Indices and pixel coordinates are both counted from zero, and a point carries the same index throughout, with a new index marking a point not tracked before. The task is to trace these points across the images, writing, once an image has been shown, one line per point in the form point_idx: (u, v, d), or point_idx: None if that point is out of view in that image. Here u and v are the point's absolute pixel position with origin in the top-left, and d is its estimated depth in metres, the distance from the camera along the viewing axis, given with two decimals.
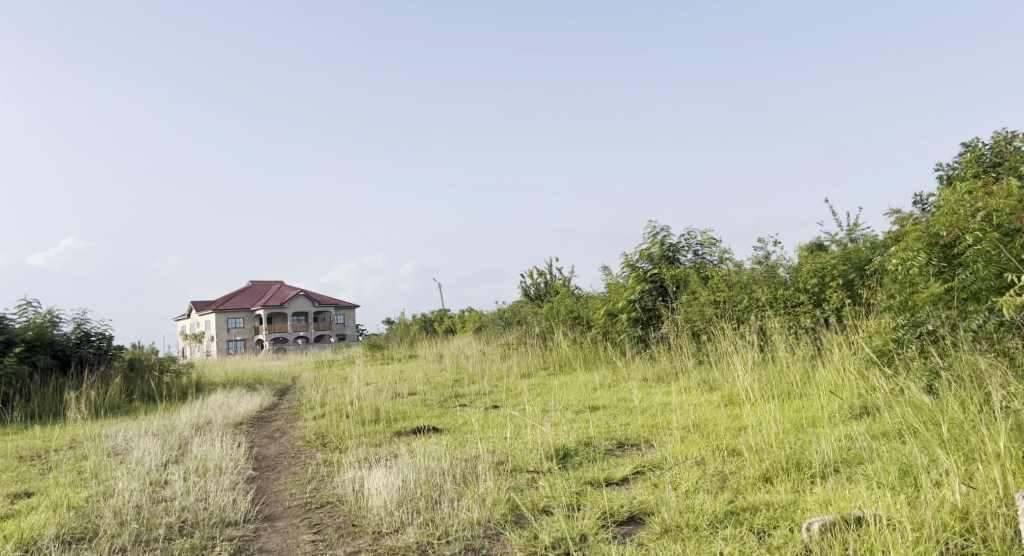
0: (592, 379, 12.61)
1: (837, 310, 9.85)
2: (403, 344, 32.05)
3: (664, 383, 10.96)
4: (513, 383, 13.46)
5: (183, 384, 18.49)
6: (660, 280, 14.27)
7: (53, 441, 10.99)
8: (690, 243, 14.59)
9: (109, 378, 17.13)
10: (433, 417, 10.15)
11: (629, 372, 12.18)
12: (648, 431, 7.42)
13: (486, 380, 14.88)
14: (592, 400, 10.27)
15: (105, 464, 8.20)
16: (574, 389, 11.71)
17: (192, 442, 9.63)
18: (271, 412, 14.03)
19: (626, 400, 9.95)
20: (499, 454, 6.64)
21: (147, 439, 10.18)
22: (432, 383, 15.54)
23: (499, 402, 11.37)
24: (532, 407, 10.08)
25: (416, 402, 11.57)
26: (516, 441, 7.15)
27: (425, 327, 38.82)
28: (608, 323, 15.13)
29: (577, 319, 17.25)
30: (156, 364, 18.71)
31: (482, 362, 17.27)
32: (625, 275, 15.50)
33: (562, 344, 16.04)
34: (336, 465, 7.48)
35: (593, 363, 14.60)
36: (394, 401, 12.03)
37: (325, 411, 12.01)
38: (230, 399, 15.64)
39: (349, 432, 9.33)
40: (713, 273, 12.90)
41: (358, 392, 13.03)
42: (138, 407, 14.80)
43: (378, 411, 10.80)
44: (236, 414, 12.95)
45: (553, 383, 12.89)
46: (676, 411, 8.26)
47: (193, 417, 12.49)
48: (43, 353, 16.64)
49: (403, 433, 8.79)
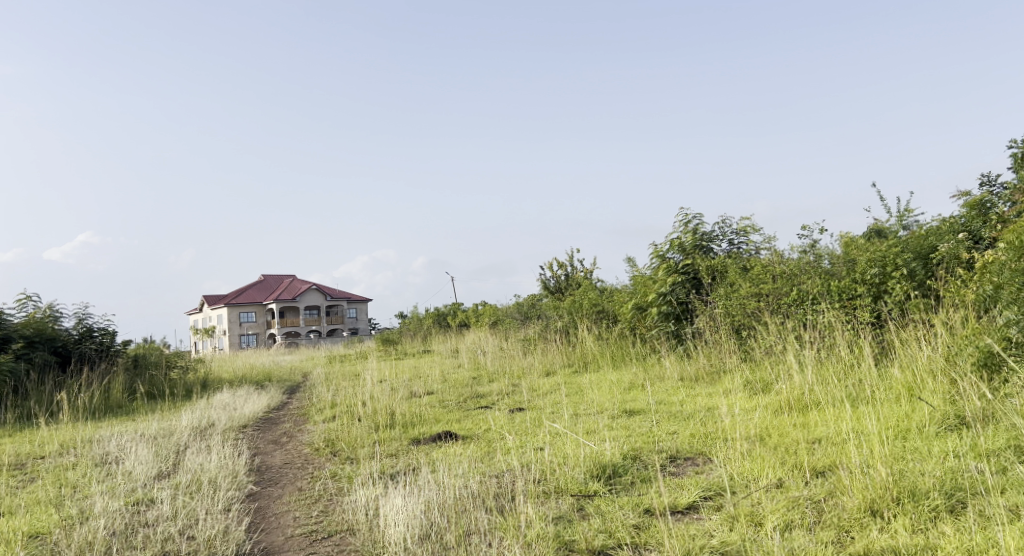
0: (623, 379, 11.68)
1: (901, 303, 8.85)
2: (417, 339, 31.26)
3: (706, 384, 10.01)
4: (537, 383, 12.59)
5: (188, 381, 17.71)
6: (693, 271, 13.28)
7: (43, 446, 10.19)
8: (724, 232, 13.60)
9: (111, 376, 16.34)
10: (453, 421, 9.27)
11: (665, 372, 11.22)
12: (701, 441, 6.50)
13: (508, 379, 13.99)
14: (628, 403, 9.35)
15: (91, 477, 7.36)
16: (605, 390, 10.78)
17: (190, 450, 8.80)
18: (278, 412, 13.20)
19: (666, 404, 9.03)
20: (535, 471, 5.76)
21: (142, 445, 9.36)
22: (449, 381, 14.67)
23: (525, 405, 10.50)
24: (563, 411, 9.17)
25: (434, 404, 10.71)
26: (553, 454, 6.25)
27: (438, 321, 38.02)
28: (636, 318, 14.22)
29: (602, 314, 16.28)
30: (160, 361, 17.93)
31: (502, 359, 16.40)
32: (653, 267, 14.56)
33: (587, 339, 15.15)
34: (347, 480, 6.61)
35: (621, 361, 13.72)
36: (410, 402, 11.19)
37: (337, 414, 11.17)
38: (236, 398, 14.83)
39: (361, 439, 8.49)
40: (754, 263, 11.90)
41: (371, 392, 12.19)
42: (138, 407, 14.00)
43: (393, 414, 9.94)
44: (241, 416, 12.13)
45: (579, 383, 11.97)
46: (729, 418, 7.33)
47: (195, 420, 11.65)
48: (42, 350, 15.86)
49: (421, 442, 7.92)
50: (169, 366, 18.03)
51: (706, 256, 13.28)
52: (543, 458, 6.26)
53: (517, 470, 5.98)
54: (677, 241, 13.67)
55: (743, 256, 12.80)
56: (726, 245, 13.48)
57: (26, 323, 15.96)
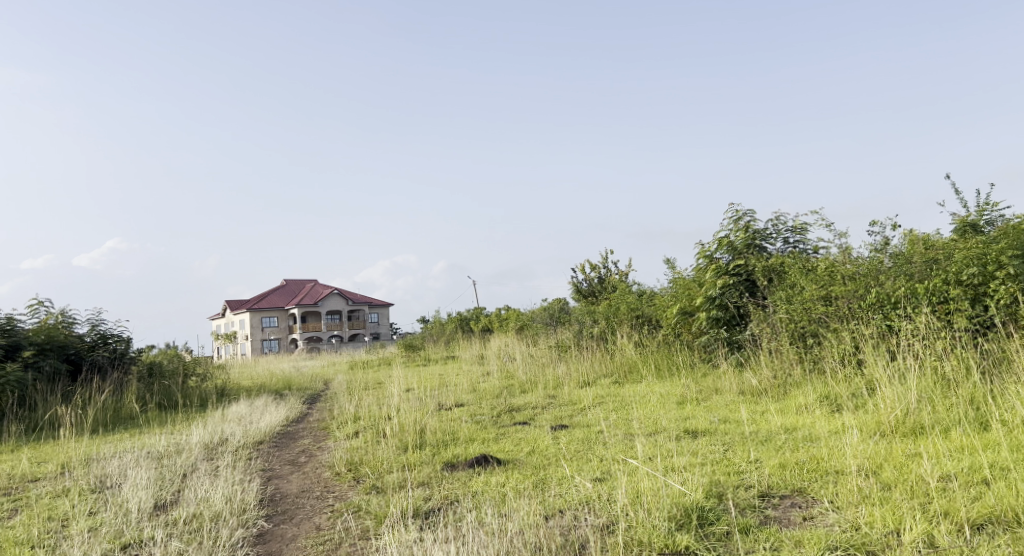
0: (675, 392, 10.59)
1: (1007, 310, 7.74)
2: (440, 345, 30.28)
3: (774, 400, 8.92)
4: (577, 396, 11.58)
5: (204, 390, 16.85)
6: (746, 272, 12.22)
7: (41, 466, 9.29)
8: (779, 230, 12.53)
9: (123, 386, 15.49)
10: (490, 442, 8.25)
11: (723, 384, 10.14)
12: (796, 473, 5.41)
13: (543, 390, 12.95)
14: (688, 422, 8.27)
15: (83, 510, 6.41)
16: (656, 405, 9.70)
17: (197, 475, 7.83)
18: (297, 426, 12.26)
19: (734, 423, 7.95)
20: (602, 517, 4.75)
21: (146, 466, 8.43)
22: (479, 392, 13.68)
23: (567, 421, 9.49)
24: (616, 431, 8.14)
25: (467, 421, 9.73)
26: (623, 488, 5.19)
27: (461, 325, 36.98)
28: (681, 324, 13.17)
29: (642, 318, 15.19)
30: (176, 370, 17.08)
31: (534, 367, 15.38)
32: (699, 268, 13.49)
33: (626, 346, 14.10)
34: (373, 518, 5.61)
35: (666, 372, 12.69)
36: (440, 417, 10.22)
37: (360, 430, 10.21)
38: (254, 408, 13.93)
39: (388, 463, 7.52)
40: (817, 263, 10.82)
41: (397, 405, 11.23)
42: (149, 420, 13.12)
43: (423, 431, 8.97)
44: (256, 431, 11.20)
45: (627, 397, 10.90)
46: (819, 444, 6.24)
47: (206, 435, 10.70)
48: (53, 357, 15.00)
49: (457, 468, 6.90)
50: (184, 375, 17.17)
51: (760, 256, 12.22)
52: (610, 498, 5.20)
53: (579, 517, 4.92)
54: (727, 240, 12.62)
55: (801, 256, 11.72)
56: (781, 244, 12.42)
57: (37, 329, 15.14)
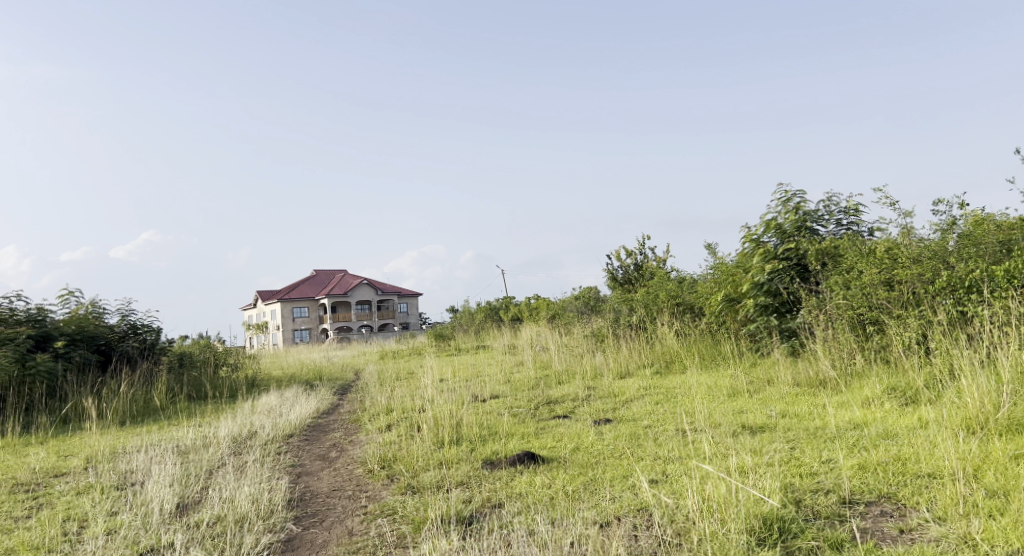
0: (723, 384, 10.06)
1: None
2: (471, 334, 29.86)
3: (836, 393, 8.38)
4: (619, 387, 11.08)
5: (235, 381, 16.58)
6: (796, 257, 11.70)
7: (67, 460, 8.98)
8: (830, 212, 12.09)
9: (153, 377, 15.25)
10: (530, 437, 7.78)
11: (778, 376, 9.64)
12: (879, 476, 4.88)
13: (580, 381, 12.44)
14: (743, 417, 7.73)
15: (104, 511, 6.04)
16: (705, 398, 9.17)
17: (224, 471, 7.45)
18: (329, 418, 11.90)
19: (793, 418, 7.41)
20: (668, 531, 4.28)
21: (172, 462, 8.07)
22: (514, 383, 13.22)
23: (611, 414, 8.99)
24: (665, 428, 7.63)
25: (505, 414, 9.27)
26: (687, 492, 4.72)
27: (490, 315, 36.51)
28: (726, 311, 12.64)
29: (682, 305, 14.62)
30: (206, 361, 16.83)
31: (571, 357, 14.87)
32: (745, 251, 12.94)
33: (667, 335, 13.55)
34: (410, 523, 5.16)
35: (710, 362, 12.13)
36: (477, 409, 9.77)
37: (394, 424, 9.80)
38: (284, 400, 13.60)
39: (423, 460, 7.08)
40: (875, 245, 10.24)
41: (431, 396, 10.80)
42: (178, 412, 12.84)
43: (459, 424, 8.53)
44: (286, 424, 10.83)
45: (672, 389, 10.38)
46: (899, 442, 5.71)
47: (234, 429, 10.34)
48: (84, 348, 14.80)
49: (497, 467, 6.43)
50: (215, 365, 16.93)
51: (812, 240, 11.69)
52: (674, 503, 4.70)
53: (642, 531, 4.46)
54: (775, 224, 12.12)
55: (856, 238, 11.17)
56: (833, 227, 11.91)
57: (68, 320, 14.93)
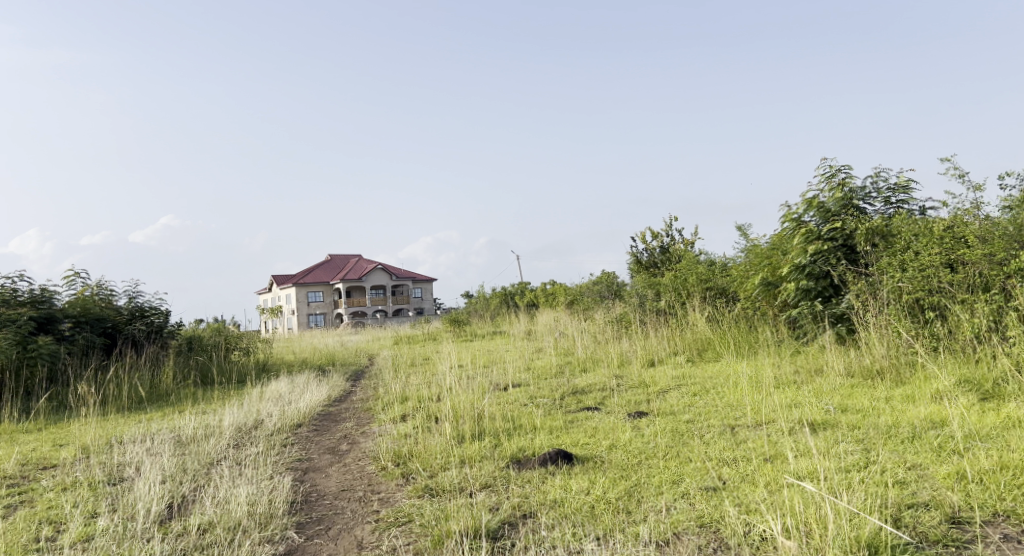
0: (766, 375, 9.30)
1: None
2: (486, 320, 29.16)
3: (897, 385, 7.62)
4: (650, 377, 10.33)
5: (244, 366, 15.93)
6: (842, 237, 10.96)
7: (59, 449, 8.32)
8: (878, 189, 11.33)
9: (160, 362, 14.62)
10: (559, 432, 7.06)
11: (828, 366, 8.91)
12: (987, 491, 4.25)
13: (606, 369, 11.69)
14: (796, 412, 6.97)
15: (85, 512, 5.37)
16: (748, 390, 8.41)
17: (224, 467, 6.78)
18: (340, 407, 11.21)
19: (854, 414, 6.66)
20: None
21: (169, 455, 7.39)
22: (535, 370, 12.50)
23: (645, 406, 8.25)
24: (709, 423, 6.88)
25: (529, 405, 8.55)
26: (771, 515, 4.12)
27: (506, 300, 35.73)
28: (763, 295, 11.89)
29: (713, 289, 13.82)
30: (215, 345, 16.19)
31: (594, 344, 14.11)
32: (783, 230, 12.17)
33: (698, 320, 12.77)
34: (429, 536, 4.46)
35: (746, 350, 11.36)
36: (498, 400, 9.06)
37: (409, 415, 9.11)
38: (295, 386, 12.95)
39: (442, 457, 6.38)
40: (934, 225, 9.57)
41: (449, 384, 10.10)
42: (183, 398, 12.19)
43: (481, 417, 7.83)
44: (295, 413, 10.14)
45: (709, 380, 9.62)
46: (995, 445, 4.97)
47: (239, 418, 9.67)
48: (88, 330, 14.13)
49: (524, 468, 5.71)
50: (224, 350, 16.29)
51: (859, 218, 10.92)
52: (756, 536, 4.09)
53: None
54: (818, 203, 11.38)
55: (908, 216, 10.41)
56: (881, 205, 11.15)
57: (72, 301, 14.28)
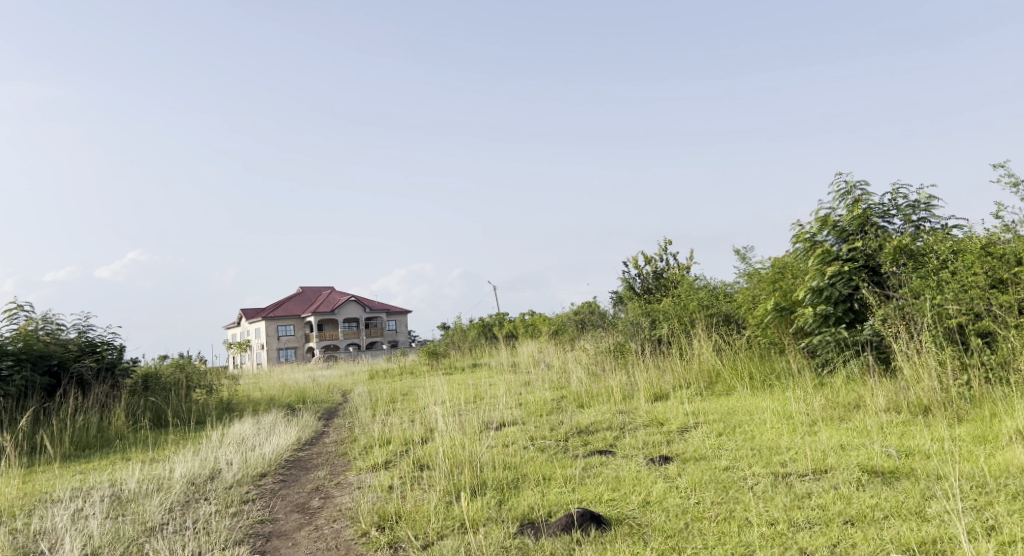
0: (795, 412, 8.29)
1: None
2: (465, 352, 27.89)
3: (957, 424, 6.66)
4: (660, 413, 9.25)
5: (206, 406, 14.54)
6: (863, 257, 10.10)
7: None
8: (897, 206, 10.51)
9: (111, 405, 13.21)
10: (574, 487, 5.96)
11: (868, 400, 7.94)
12: None
13: (607, 404, 10.61)
14: (852, 456, 5.94)
15: None
16: (783, 430, 7.36)
17: (169, 537, 5.54)
18: (312, 451, 9.97)
19: (927, 459, 5.64)
20: None
21: (104, 520, 6.11)
22: (528, 406, 11.34)
23: (666, 450, 7.15)
24: (753, 471, 5.82)
25: (532, 452, 7.42)
26: None
27: (483, 332, 34.54)
28: (776, 322, 10.93)
29: (716, 316, 12.84)
30: (174, 384, 14.81)
31: (589, 377, 13.00)
32: (794, 252, 11.25)
33: (704, 350, 11.73)
34: None
35: (759, 384, 10.36)
36: (494, 443, 7.91)
37: (391, 465, 7.92)
38: (261, 428, 11.65)
39: (439, 522, 5.23)
40: (972, 243, 8.77)
41: (437, 427, 8.94)
42: (133, 446, 10.84)
43: (478, 466, 6.69)
44: (259, 462, 8.89)
45: (729, 417, 8.58)
46: None
47: (192, 470, 8.41)
48: (30, 368, 12.70)
49: (543, 533, 4.60)
50: (184, 388, 14.90)
51: (880, 237, 10.06)
52: None
53: None
54: (833, 221, 10.52)
55: (937, 234, 9.57)
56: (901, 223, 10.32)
57: (13, 337, 12.86)
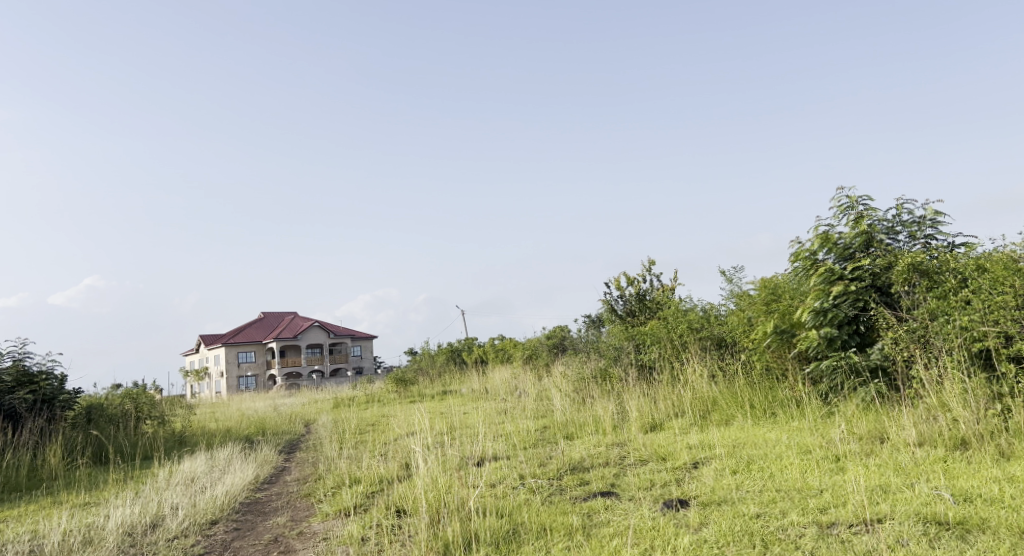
0: (811, 445, 7.46)
1: None
2: (435, 379, 26.83)
3: (1008, 461, 5.88)
4: (658, 446, 8.39)
5: (155, 440, 13.36)
6: (869, 276, 9.35)
7: None
8: (902, 221, 9.81)
9: (48, 441, 12.01)
10: (579, 544, 5.07)
11: (891, 433, 7.14)
12: None
13: (596, 437, 9.74)
14: (900, 498, 5.14)
15: None
16: (806, 466, 6.53)
17: None
18: (271, 492, 8.93)
19: (994, 506, 4.81)
20: None
21: None
22: (511, 438, 10.41)
23: (677, 491, 6.29)
24: (790, 520, 4.98)
25: (522, 496, 6.51)
26: None
27: (453, 357, 33.49)
28: (775, 346, 10.16)
29: (707, 340, 12.08)
30: (120, 415, 13.61)
31: (573, 406, 12.11)
32: (792, 271, 10.50)
33: (696, 377, 10.93)
34: None
35: (761, 413, 9.56)
36: (479, 483, 6.99)
37: (360, 512, 6.94)
38: (215, 465, 10.55)
39: None
40: (995, 259, 8.08)
41: (413, 466, 7.99)
42: (67, 490, 9.69)
43: (463, 516, 5.78)
44: (210, 506, 7.85)
45: (737, 450, 7.75)
46: None
47: (130, 519, 7.35)
48: None
49: None
50: (132, 420, 13.70)
51: (888, 255, 9.35)
52: None
53: None
54: (834, 238, 9.79)
55: (949, 252, 8.86)
56: (908, 239, 9.63)
57: None
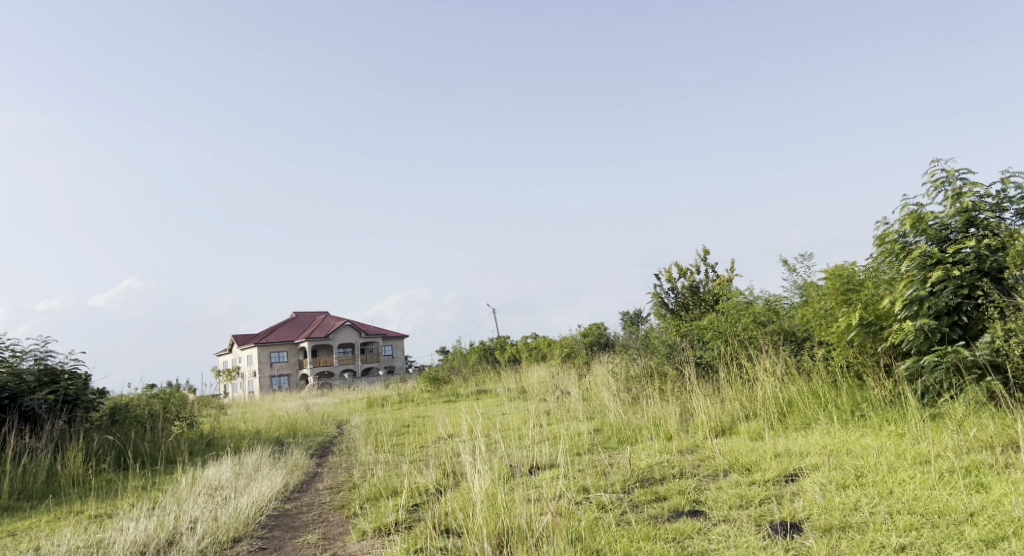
0: (925, 452, 6.37)
1: None
2: (468, 378, 25.94)
3: None
4: (736, 454, 7.36)
5: (180, 442, 12.59)
6: (973, 260, 8.20)
7: None
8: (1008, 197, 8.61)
9: (67, 444, 11.28)
10: None
11: None
12: None
13: (659, 442, 8.73)
14: None
15: None
16: (932, 481, 5.45)
17: None
18: (301, 503, 8.04)
19: None
20: None
21: None
22: (561, 442, 9.43)
23: (777, 511, 5.27)
24: None
25: (591, 516, 5.54)
26: None
27: (486, 356, 32.63)
28: (861, 338, 9.04)
29: (774, 334, 10.98)
30: (146, 416, 12.86)
31: (626, 406, 11.10)
32: (876, 256, 9.35)
33: (767, 375, 9.83)
34: None
35: (848, 415, 8.46)
36: (536, 498, 6.03)
37: (401, 532, 6.00)
38: (241, 471, 9.71)
39: None
40: None
41: (459, 478, 7.04)
42: (83, 499, 8.91)
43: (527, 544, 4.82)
44: (232, 520, 6.96)
45: (833, 459, 6.69)
46: None
47: (144, 535, 6.50)
48: None
49: None
50: (157, 422, 12.94)
51: (995, 235, 8.18)
52: None
53: None
54: (929, 218, 8.64)
55: None
56: (1017, 217, 8.44)
57: None
